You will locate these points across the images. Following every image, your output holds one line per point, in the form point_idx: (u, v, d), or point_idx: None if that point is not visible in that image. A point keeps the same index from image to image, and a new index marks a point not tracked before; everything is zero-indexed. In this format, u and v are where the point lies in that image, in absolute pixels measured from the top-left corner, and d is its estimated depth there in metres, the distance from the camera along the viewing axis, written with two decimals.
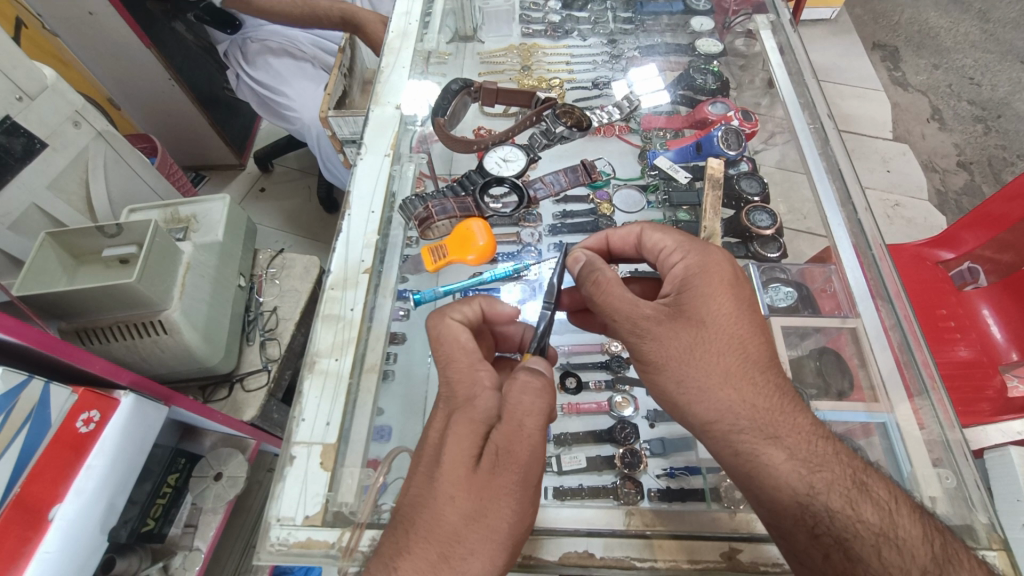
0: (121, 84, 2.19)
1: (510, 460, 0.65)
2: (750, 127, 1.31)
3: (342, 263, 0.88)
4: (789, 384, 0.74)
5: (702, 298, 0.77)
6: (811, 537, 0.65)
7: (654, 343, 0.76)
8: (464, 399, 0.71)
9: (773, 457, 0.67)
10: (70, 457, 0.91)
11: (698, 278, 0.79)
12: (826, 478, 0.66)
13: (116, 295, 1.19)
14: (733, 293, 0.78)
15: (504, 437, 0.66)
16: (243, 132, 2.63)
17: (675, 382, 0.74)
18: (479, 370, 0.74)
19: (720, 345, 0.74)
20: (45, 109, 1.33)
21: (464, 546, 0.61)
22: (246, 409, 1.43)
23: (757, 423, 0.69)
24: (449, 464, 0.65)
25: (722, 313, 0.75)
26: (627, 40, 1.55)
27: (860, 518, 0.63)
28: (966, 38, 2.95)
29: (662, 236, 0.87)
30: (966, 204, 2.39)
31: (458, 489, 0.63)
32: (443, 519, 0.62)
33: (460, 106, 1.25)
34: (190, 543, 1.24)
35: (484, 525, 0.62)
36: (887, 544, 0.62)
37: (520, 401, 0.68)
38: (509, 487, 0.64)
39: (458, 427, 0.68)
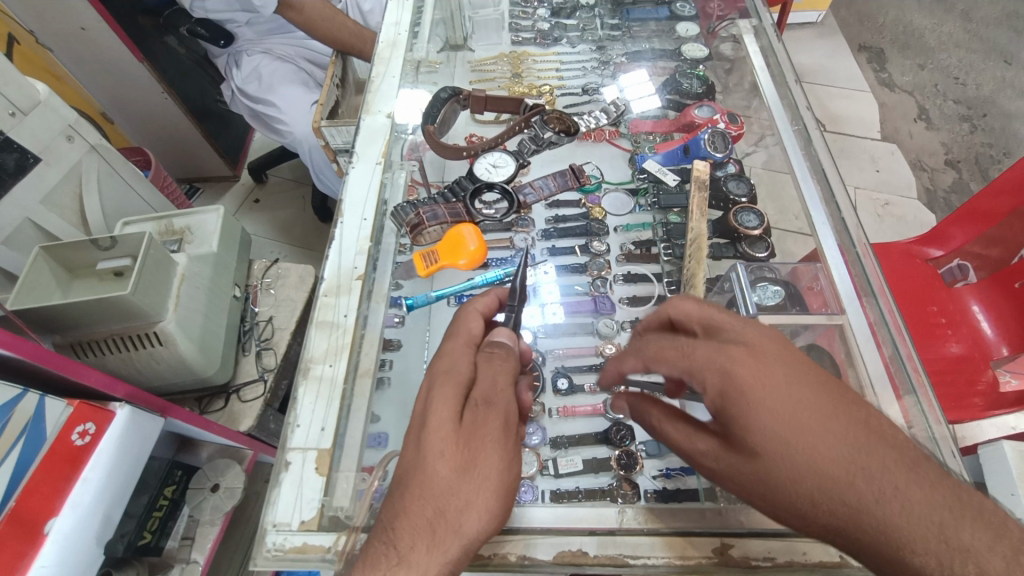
0: (114, 99, 2.20)
1: (489, 413, 0.67)
2: (737, 130, 1.33)
3: (335, 269, 0.89)
4: (906, 480, 0.52)
5: (730, 417, 0.60)
6: None
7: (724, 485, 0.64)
8: (446, 368, 0.72)
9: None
10: (66, 470, 0.91)
11: (714, 395, 0.62)
12: None
13: (111, 307, 1.19)
14: (769, 390, 0.58)
15: (483, 394, 0.69)
16: (236, 144, 2.64)
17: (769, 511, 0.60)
18: (460, 348, 0.76)
19: (782, 476, 0.57)
20: (38, 124, 1.33)
21: (460, 499, 0.62)
22: (244, 419, 1.43)
23: (857, 541, 0.53)
24: (435, 424, 0.66)
25: (762, 428, 0.58)
26: (615, 46, 1.57)
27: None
28: (951, 39, 3.00)
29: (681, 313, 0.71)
30: (955, 201, 2.42)
31: (446, 446, 0.64)
32: (435, 477, 0.63)
33: (448, 114, 1.27)
34: (188, 555, 1.24)
35: (475, 479, 0.63)
36: None
37: (491, 364, 0.73)
38: (493, 439, 0.66)
39: (441, 385, 0.70)
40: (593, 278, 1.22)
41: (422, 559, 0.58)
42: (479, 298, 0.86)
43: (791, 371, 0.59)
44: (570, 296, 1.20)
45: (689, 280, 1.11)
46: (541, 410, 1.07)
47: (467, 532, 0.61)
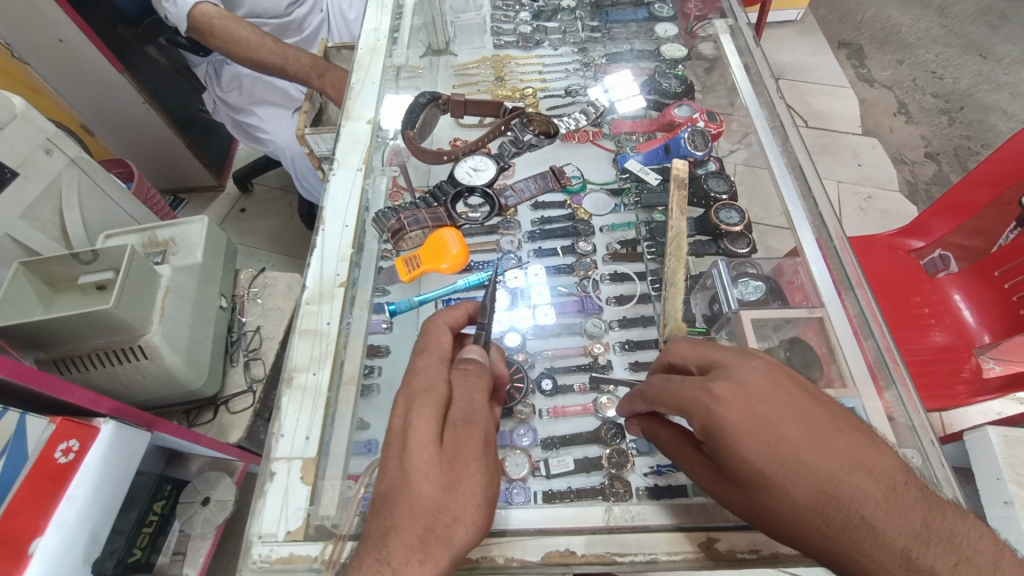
0: (94, 110, 2.18)
1: (469, 432, 0.68)
2: (716, 128, 1.35)
3: (317, 277, 0.89)
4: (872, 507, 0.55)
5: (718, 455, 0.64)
6: None
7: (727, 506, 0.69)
8: (424, 386, 0.71)
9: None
10: (50, 488, 0.90)
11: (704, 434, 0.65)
12: None
13: (94, 322, 1.17)
14: (749, 436, 0.61)
15: (461, 413, 0.69)
16: (221, 154, 2.62)
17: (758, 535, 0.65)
18: (435, 364, 0.74)
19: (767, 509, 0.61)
20: (16, 138, 1.32)
21: (448, 516, 0.63)
22: (233, 430, 1.42)
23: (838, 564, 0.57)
24: (417, 445, 0.65)
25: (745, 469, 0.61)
26: (597, 48, 1.58)
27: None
28: (927, 34, 3.06)
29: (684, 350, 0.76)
30: (936, 194, 2.46)
31: (430, 466, 0.64)
32: (422, 497, 0.63)
33: (430, 118, 1.28)
34: (179, 570, 1.23)
35: (461, 496, 0.64)
36: None
37: (467, 382, 0.72)
38: (475, 457, 0.66)
39: (421, 404, 0.68)
40: (580, 279, 1.22)
41: (416, 575, 0.59)
42: (446, 312, 0.83)
43: (778, 405, 0.62)
44: (558, 297, 1.20)
45: (671, 279, 1.11)
46: (530, 412, 1.07)
47: (457, 546, 0.62)
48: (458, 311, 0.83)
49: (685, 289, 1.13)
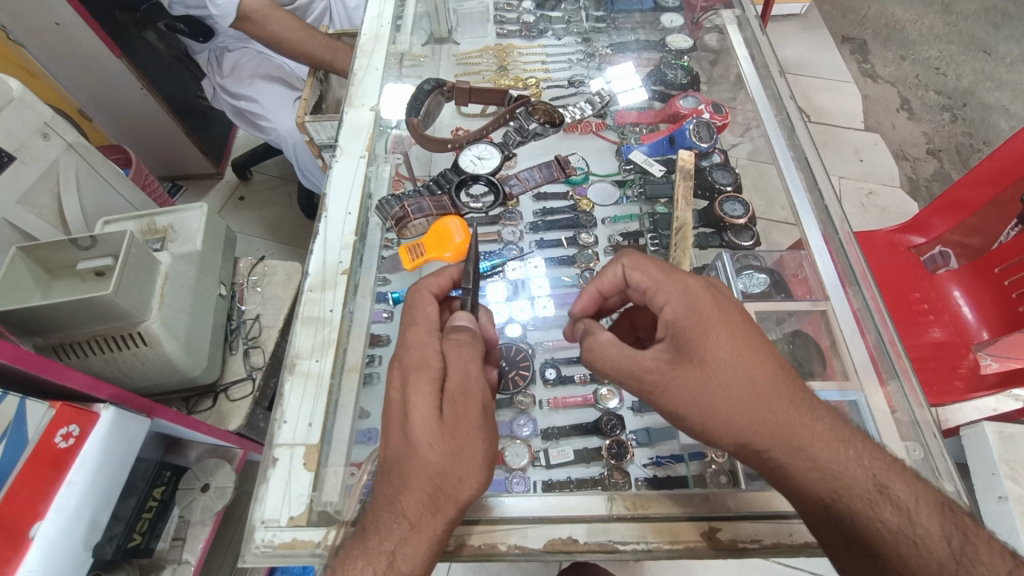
0: (91, 95, 2.16)
1: (468, 404, 0.71)
2: (722, 120, 1.33)
3: (320, 264, 0.88)
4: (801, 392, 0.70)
5: (697, 334, 0.72)
6: (836, 533, 0.66)
7: (665, 394, 0.73)
8: (417, 363, 0.73)
9: (798, 470, 0.66)
10: (50, 473, 0.90)
11: (690, 319, 0.73)
12: (847, 482, 0.65)
13: (93, 308, 1.17)
14: (729, 322, 0.72)
15: (458, 386, 0.72)
16: (220, 141, 2.60)
17: (701, 426, 0.71)
18: (425, 338, 0.76)
19: (729, 380, 0.69)
20: (13, 122, 1.30)
21: (455, 476, 0.67)
22: (232, 419, 1.42)
23: (778, 442, 0.67)
24: (418, 419, 0.68)
25: (722, 345, 0.71)
26: (601, 38, 1.57)
27: (880, 522, 0.63)
28: (931, 30, 3.04)
29: (642, 276, 0.81)
30: (937, 191, 2.46)
31: (433, 437, 0.67)
32: (427, 465, 0.66)
33: (433, 106, 1.26)
34: (179, 556, 1.23)
35: (466, 461, 0.68)
36: (907, 543, 0.62)
37: (459, 353, 0.74)
38: (475, 425, 0.70)
39: (416, 381, 0.71)
40: (582, 270, 1.22)
41: (430, 527, 0.65)
42: (430, 280, 0.85)
43: (742, 312, 0.75)
44: (558, 288, 1.19)
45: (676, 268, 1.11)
46: (531, 402, 1.07)
47: (466, 502, 0.67)
48: (442, 277, 0.86)
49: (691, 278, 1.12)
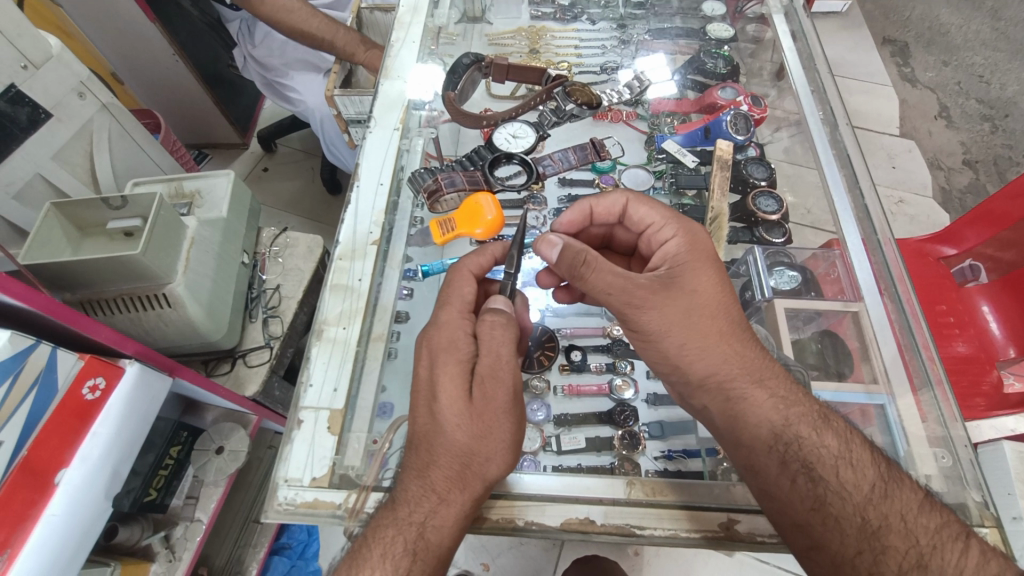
0: (124, 57, 2.18)
1: (497, 387, 0.71)
2: (759, 113, 1.30)
3: (351, 233, 0.91)
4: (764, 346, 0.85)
5: (694, 268, 0.84)
6: (781, 465, 0.74)
7: (653, 313, 0.81)
8: (447, 344, 0.75)
9: (758, 398, 0.77)
10: (76, 424, 0.92)
11: (687, 254, 0.86)
12: (798, 412, 0.76)
13: (122, 267, 1.19)
14: (715, 265, 0.86)
15: (488, 367, 0.72)
16: (246, 111, 2.61)
17: (680, 345, 0.81)
18: (457, 320, 0.78)
19: (712, 309, 0.82)
20: (51, 79, 1.32)
21: (482, 455, 0.69)
22: (249, 384, 1.44)
23: (746, 370, 0.79)
24: (447, 400, 0.70)
25: (710, 282, 0.83)
26: (637, 24, 1.54)
27: (823, 445, 0.73)
28: (978, 36, 2.93)
29: (647, 211, 0.93)
30: (970, 203, 2.39)
31: (461, 417, 0.69)
32: (454, 443, 0.69)
33: (468, 83, 1.24)
34: (191, 514, 1.27)
35: (493, 441, 0.69)
36: (845, 465, 0.72)
37: (494, 335, 0.74)
38: (504, 409, 0.71)
39: (445, 362, 0.73)
40: None
41: (458, 501, 0.67)
42: (472, 257, 0.85)
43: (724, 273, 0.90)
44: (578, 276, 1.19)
45: None
46: (545, 387, 1.07)
47: (493, 479, 0.69)
48: (483, 257, 0.85)
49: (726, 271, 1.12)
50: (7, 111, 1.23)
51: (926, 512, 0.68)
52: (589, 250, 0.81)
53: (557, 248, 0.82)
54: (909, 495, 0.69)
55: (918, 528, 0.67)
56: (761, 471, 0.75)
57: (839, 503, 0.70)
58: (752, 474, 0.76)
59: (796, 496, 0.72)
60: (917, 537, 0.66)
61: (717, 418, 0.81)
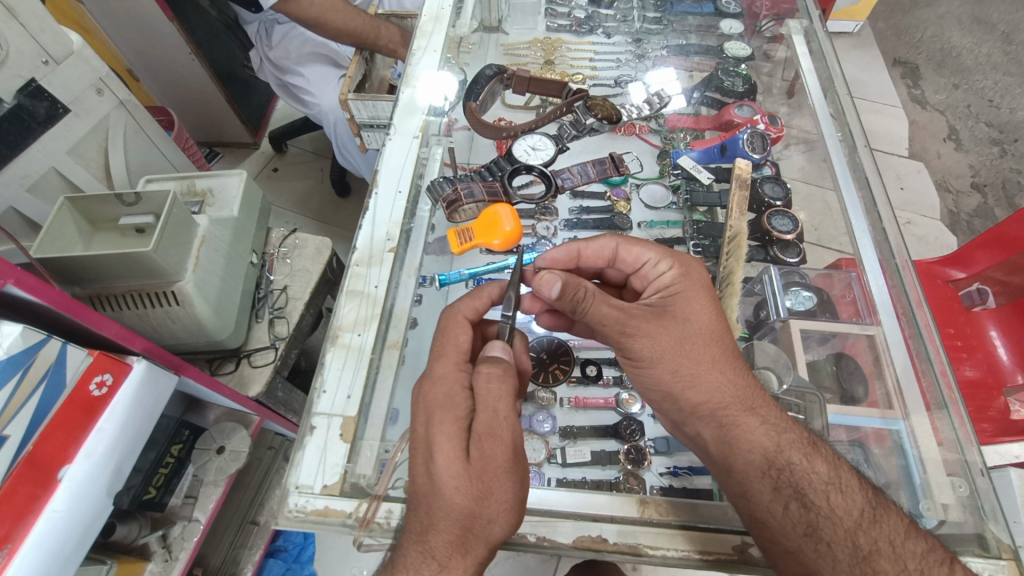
0: (141, 54, 2.19)
1: (495, 446, 0.68)
2: (776, 132, 1.32)
3: (368, 240, 0.91)
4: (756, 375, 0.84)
5: (685, 297, 0.85)
6: (773, 490, 0.73)
7: (643, 339, 0.81)
8: (442, 401, 0.71)
9: (749, 424, 0.77)
10: (82, 419, 0.91)
11: (681, 284, 0.86)
12: (789, 438, 0.76)
13: (132, 263, 1.19)
14: (710, 294, 0.86)
15: (485, 426, 0.69)
16: (259, 111, 2.63)
17: (671, 370, 0.81)
18: (454, 372, 0.74)
19: (704, 337, 0.82)
20: (70, 75, 1.33)
21: (484, 518, 0.66)
22: (252, 384, 1.42)
23: (738, 398, 0.79)
24: (443, 462, 0.66)
25: (704, 310, 0.84)
26: (653, 40, 1.54)
27: (813, 471, 0.73)
28: (988, 60, 2.94)
29: (641, 250, 0.92)
30: (978, 226, 2.38)
31: (459, 479, 0.66)
32: (454, 507, 0.65)
33: (490, 93, 1.28)
34: (189, 513, 1.25)
35: (495, 502, 0.66)
36: (835, 491, 0.72)
37: (490, 389, 0.71)
38: (505, 468, 0.67)
39: (441, 421, 0.69)
40: None
41: (460, 568, 0.65)
42: (468, 301, 0.84)
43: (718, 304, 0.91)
44: None
45: (727, 278, 1.12)
46: (552, 399, 1.06)
47: (495, 541, 0.66)
48: (477, 301, 0.84)
49: (740, 289, 1.13)
50: (27, 105, 1.24)
51: (912, 537, 0.68)
52: (587, 284, 0.81)
53: (557, 285, 0.80)
54: (897, 520, 0.70)
55: (906, 553, 0.67)
56: (754, 498, 0.74)
57: (831, 528, 0.70)
58: (744, 500, 0.76)
59: (788, 521, 0.72)
60: (906, 562, 0.66)
61: (710, 444, 0.80)
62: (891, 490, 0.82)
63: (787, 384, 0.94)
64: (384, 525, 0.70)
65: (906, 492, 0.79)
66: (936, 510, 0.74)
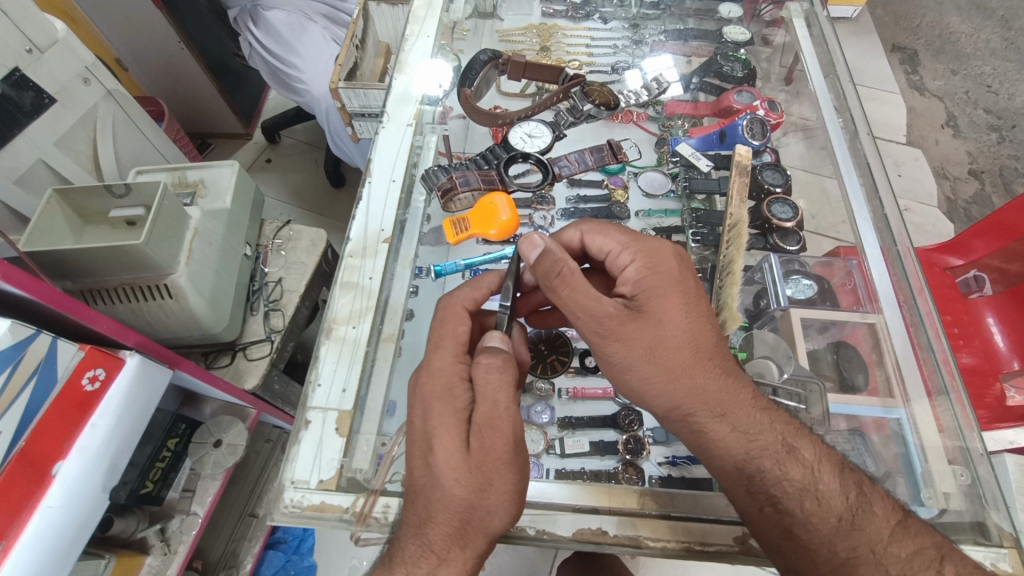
0: (129, 43, 2.15)
1: (495, 437, 0.67)
2: (776, 118, 1.29)
3: (362, 231, 0.90)
4: (736, 367, 0.79)
5: (657, 294, 0.79)
6: (748, 494, 0.72)
7: (615, 345, 0.78)
8: (441, 392, 0.70)
9: (718, 431, 0.74)
10: (76, 414, 0.90)
11: (647, 280, 0.80)
12: (761, 444, 0.73)
13: (124, 256, 1.17)
14: (682, 289, 0.80)
15: (485, 416, 0.68)
16: (251, 101, 2.59)
17: (641, 380, 0.77)
18: (452, 364, 0.73)
19: (676, 339, 0.77)
20: (56, 65, 1.29)
21: (483, 509, 0.65)
22: (249, 378, 1.41)
23: (708, 403, 0.75)
24: (443, 454, 0.66)
25: (675, 309, 0.78)
26: (650, 25, 1.52)
27: (787, 477, 0.70)
28: (987, 45, 2.91)
29: (604, 239, 0.86)
30: (975, 213, 2.38)
31: (458, 471, 0.65)
32: (453, 499, 0.65)
33: (484, 80, 1.25)
34: (188, 507, 1.24)
35: (495, 493, 0.66)
36: (809, 497, 0.69)
37: (489, 380, 0.69)
38: (505, 460, 0.66)
39: (439, 413, 0.68)
40: None
41: (458, 559, 0.65)
42: (465, 290, 0.83)
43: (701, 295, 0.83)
44: None
45: (726, 268, 1.10)
46: (550, 390, 1.06)
47: (494, 533, 0.66)
48: (476, 291, 0.82)
49: (741, 278, 1.12)
50: (12, 95, 1.21)
51: (898, 541, 0.66)
52: (569, 262, 0.76)
53: (539, 249, 0.77)
54: (880, 523, 0.68)
55: (889, 558, 0.66)
56: (731, 501, 0.74)
57: (808, 535, 0.68)
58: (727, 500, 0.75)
59: (762, 524, 0.71)
60: (888, 567, 0.65)
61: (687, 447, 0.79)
62: (894, 479, 0.81)
63: (787, 372, 0.93)
64: (383, 519, 0.69)
65: (906, 481, 0.79)
66: (937, 499, 0.74)
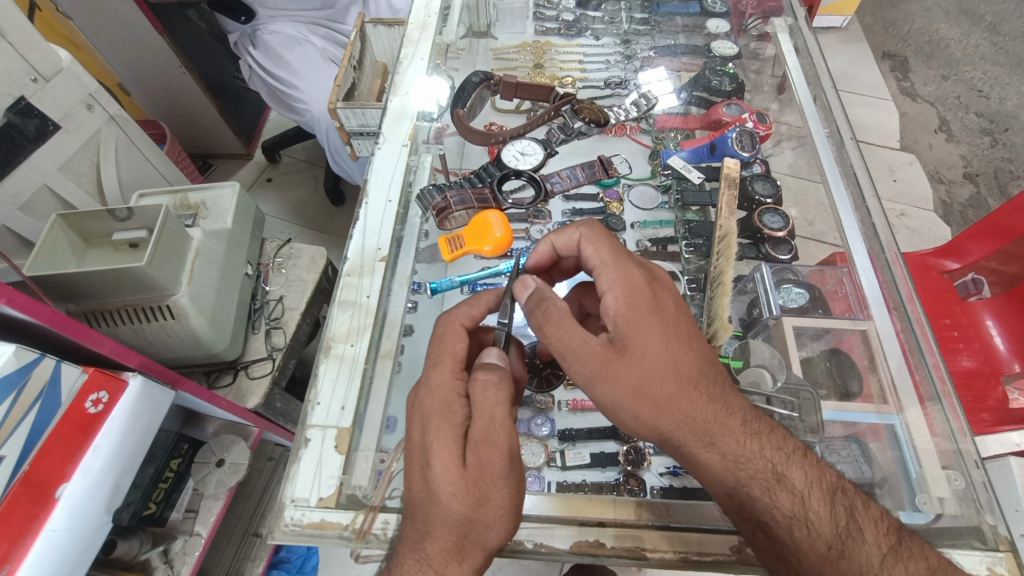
0: (131, 68, 2.19)
1: (492, 453, 0.67)
2: (764, 130, 1.32)
3: (359, 250, 0.91)
4: (723, 389, 0.77)
5: (634, 327, 0.77)
6: (740, 518, 0.72)
7: (605, 386, 0.76)
8: (439, 408, 0.70)
9: (707, 460, 0.73)
10: (79, 437, 0.91)
11: (623, 314, 0.77)
12: (750, 470, 0.71)
13: (127, 278, 1.18)
14: (660, 317, 0.78)
15: (482, 431, 0.68)
16: (252, 122, 2.63)
17: (633, 417, 0.77)
18: (450, 380, 0.74)
19: (660, 373, 0.75)
20: (60, 92, 1.32)
21: (481, 524, 0.66)
22: (251, 396, 1.42)
23: (696, 432, 0.74)
24: (441, 470, 0.66)
25: (657, 341, 0.76)
26: (641, 40, 1.55)
27: (775, 506, 0.69)
28: (977, 50, 2.95)
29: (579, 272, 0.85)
30: (971, 216, 2.39)
31: (456, 485, 0.65)
32: (452, 513, 0.65)
33: (478, 99, 1.29)
34: (190, 528, 1.24)
35: (494, 509, 0.66)
36: (798, 525, 0.68)
37: (486, 395, 0.70)
38: (500, 475, 0.67)
39: (438, 429, 0.69)
40: None
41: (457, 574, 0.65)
42: (464, 308, 0.84)
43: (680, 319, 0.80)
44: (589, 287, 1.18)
45: (717, 278, 1.11)
46: (550, 402, 1.06)
47: (492, 547, 0.67)
48: (475, 308, 0.83)
49: (733, 288, 1.12)
50: (17, 123, 1.24)
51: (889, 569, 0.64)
52: (558, 303, 0.78)
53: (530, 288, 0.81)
54: (869, 550, 0.66)
55: None
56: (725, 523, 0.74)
57: (799, 563, 0.67)
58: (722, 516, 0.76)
59: (755, 547, 0.71)
60: None
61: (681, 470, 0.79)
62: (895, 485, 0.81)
63: (780, 381, 0.93)
64: (381, 535, 0.70)
65: (904, 487, 0.80)
66: (933, 504, 0.75)
